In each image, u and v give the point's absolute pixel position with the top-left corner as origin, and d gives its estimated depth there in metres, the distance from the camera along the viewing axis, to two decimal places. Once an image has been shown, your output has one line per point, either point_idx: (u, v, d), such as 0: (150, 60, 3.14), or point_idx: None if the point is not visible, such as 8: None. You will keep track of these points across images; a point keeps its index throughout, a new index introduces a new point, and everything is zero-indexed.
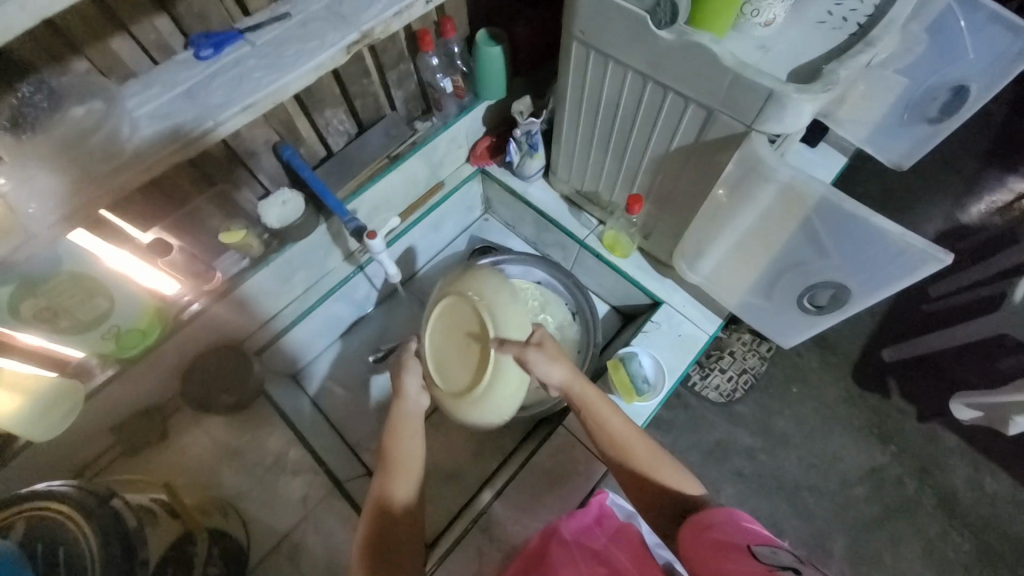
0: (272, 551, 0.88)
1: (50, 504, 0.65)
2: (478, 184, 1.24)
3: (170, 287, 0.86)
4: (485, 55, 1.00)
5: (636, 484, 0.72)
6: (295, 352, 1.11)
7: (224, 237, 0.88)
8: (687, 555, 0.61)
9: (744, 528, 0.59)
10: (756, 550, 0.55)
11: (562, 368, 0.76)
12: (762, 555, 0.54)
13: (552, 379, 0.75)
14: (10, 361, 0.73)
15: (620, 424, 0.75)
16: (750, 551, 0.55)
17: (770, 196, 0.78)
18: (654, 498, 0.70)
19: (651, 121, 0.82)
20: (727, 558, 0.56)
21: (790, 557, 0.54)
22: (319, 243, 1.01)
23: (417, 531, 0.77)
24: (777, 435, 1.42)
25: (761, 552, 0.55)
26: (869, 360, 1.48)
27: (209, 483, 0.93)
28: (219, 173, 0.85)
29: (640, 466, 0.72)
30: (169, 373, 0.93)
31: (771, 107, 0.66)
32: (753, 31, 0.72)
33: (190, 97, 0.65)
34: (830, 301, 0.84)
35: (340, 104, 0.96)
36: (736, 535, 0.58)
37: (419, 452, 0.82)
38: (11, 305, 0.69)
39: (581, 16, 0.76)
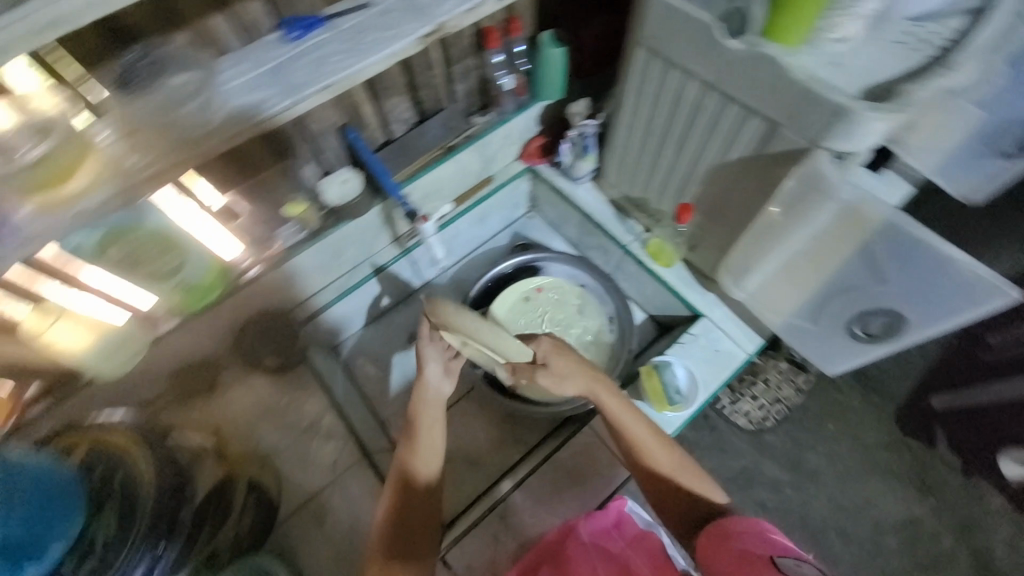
0: (299, 510, 0.93)
1: (114, 439, 0.80)
2: (525, 182, 1.26)
3: (231, 251, 0.91)
4: (546, 56, 1.02)
5: (662, 490, 0.76)
6: (336, 326, 1.16)
7: (288, 208, 0.95)
8: (706, 561, 0.63)
9: (768, 539, 0.60)
10: (778, 561, 0.57)
11: (576, 381, 0.80)
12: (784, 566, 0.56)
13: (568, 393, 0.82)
14: (85, 299, 0.78)
15: (646, 431, 0.78)
16: (773, 562, 0.57)
17: (828, 215, 0.76)
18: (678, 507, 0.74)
19: (710, 131, 0.82)
20: (749, 566, 0.57)
21: (816, 571, 0.56)
22: (372, 223, 1.04)
23: (434, 504, 0.81)
24: (805, 469, 1.37)
25: (783, 562, 0.57)
26: (914, 407, 1.38)
27: (249, 438, 0.99)
28: (290, 149, 0.91)
29: (665, 469, 0.76)
30: (222, 331, 0.98)
31: (839, 124, 0.64)
32: (827, 47, 0.69)
33: (275, 74, 0.69)
34: (883, 330, 0.82)
35: (404, 94, 1.00)
36: (757, 545, 0.60)
37: (440, 435, 0.84)
38: (99, 247, 0.78)
39: (649, 23, 0.76)
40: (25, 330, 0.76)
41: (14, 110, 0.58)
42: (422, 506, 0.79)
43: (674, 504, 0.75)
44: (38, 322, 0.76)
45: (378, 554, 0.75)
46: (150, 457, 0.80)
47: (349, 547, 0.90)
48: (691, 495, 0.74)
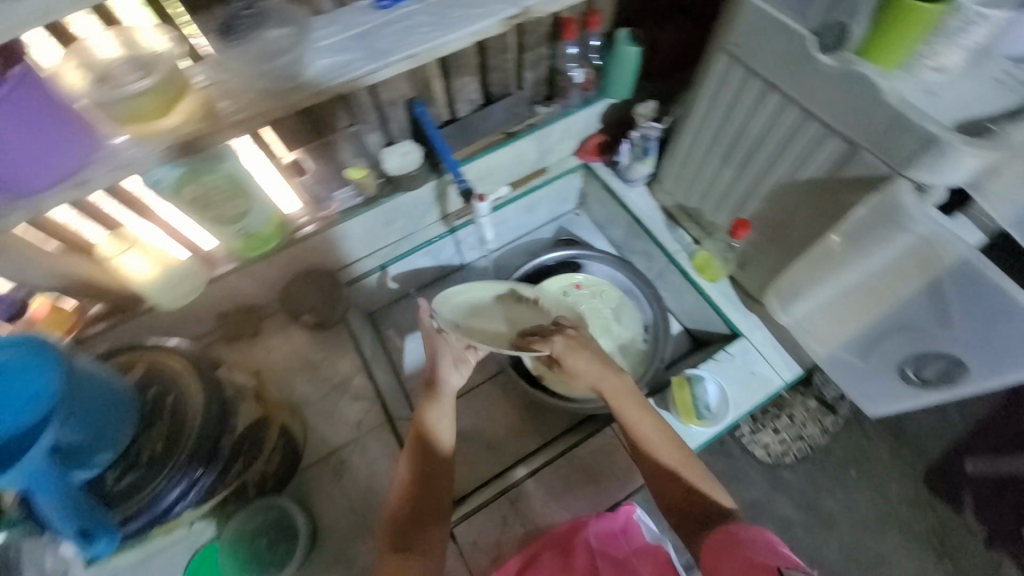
0: (320, 462, 0.96)
1: (169, 358, 0.73)
2: (577, 178, 1.25)
3: (291, 205, 0.98)
4: (621, 54, 1.01)
5: (667, 489, 0.76)
6: (376, 293, 1.19)
7: (349, 172, 0.97)
8: (711, 567, 0.62)
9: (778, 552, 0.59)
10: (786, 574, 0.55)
11: (591, 374, 0.84)
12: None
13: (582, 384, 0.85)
14: (151, 230, 0.86)
15: (655, 429, 0.80)
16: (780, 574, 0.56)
17: (900, 247, 0.72)
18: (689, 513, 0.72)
19: (784, 146, 0.79)
20: None
21: None
22: (424, 197, 1.07)
23: (442, 483, 0.81)
24: (820, 512, 1.33)
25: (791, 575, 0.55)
26: (947, 466, 1.33)
27: (282, 385, 1.03)
28: (360, 114, 0.94)
29: (670, 466, 0.76)
30: (272, 281, 1.03)
31: (929, 154, 0.62)
32: (922, 74, 0.66)
33: (363, 39, 0.71)
34: (938, 376, 0.78)
35: (475, 75, 1.01)
36: (766, 556, 0.58)
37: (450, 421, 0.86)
38: (178, 184, 0.79)
39: (739, 28, 0.75)
40: (100, 254, 0.82)
41: (123, 42, 0.62)
42: (438, 476, 0.81)
43: (677, 503, 0.74)
44: (114, 248, 0.83)
45: (388, 518, 0.77)
46: (199, 387, 0.70)
47: (362, 504, 0.93)
48: (695, 496, 0.73)
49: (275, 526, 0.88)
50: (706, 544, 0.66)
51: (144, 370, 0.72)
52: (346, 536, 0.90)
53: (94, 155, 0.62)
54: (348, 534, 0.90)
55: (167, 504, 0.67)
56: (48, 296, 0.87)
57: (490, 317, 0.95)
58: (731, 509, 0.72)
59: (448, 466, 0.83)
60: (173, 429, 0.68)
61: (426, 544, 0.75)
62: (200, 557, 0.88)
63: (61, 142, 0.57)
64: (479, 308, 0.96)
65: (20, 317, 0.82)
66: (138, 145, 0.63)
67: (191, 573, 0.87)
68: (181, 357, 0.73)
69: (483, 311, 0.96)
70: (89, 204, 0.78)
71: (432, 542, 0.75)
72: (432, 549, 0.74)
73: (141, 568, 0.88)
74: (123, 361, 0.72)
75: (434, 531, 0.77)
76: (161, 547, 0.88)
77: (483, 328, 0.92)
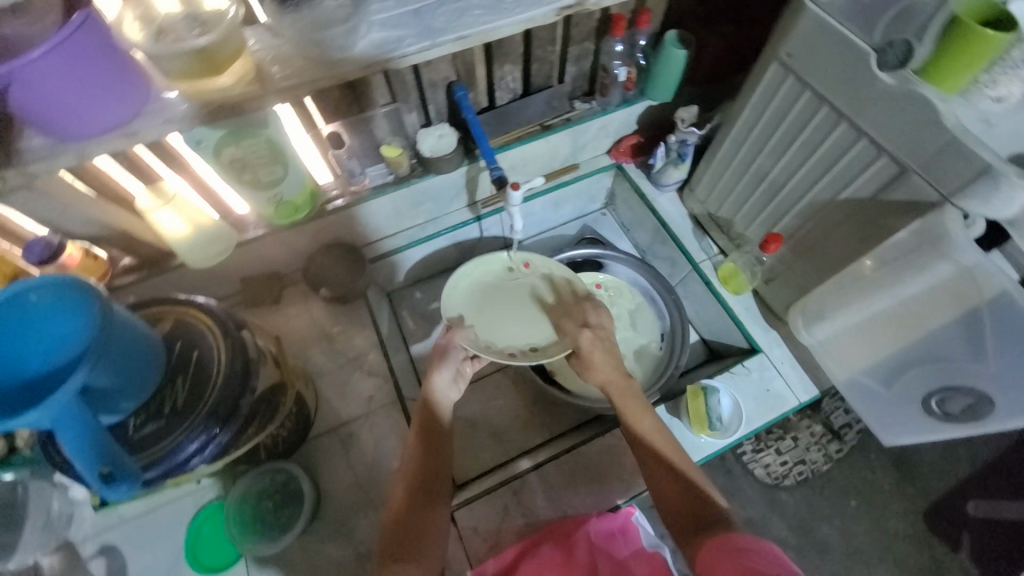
0: (329, 432, 0.97)
1: (198, 314, 0.74)
2: (608, 177, 1.25)
3: (323, 176, 1.00)
4: (668, 56, 0.99)
5: (663, 490, 0.74)
6: (396, 273, 1.20)
7: (384, 150, 0.96)
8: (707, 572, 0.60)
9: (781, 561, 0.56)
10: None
11: (603, 371, 0.86)
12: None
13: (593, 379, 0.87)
14: (184, 186, 0.88)
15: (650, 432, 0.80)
16: None
17: (941, 275, 0.71)
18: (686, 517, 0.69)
19: (829, 162, 0.78)
20: None
21: None
22: (454, 182, 1.06)
23: (440, 477, 0.79)
24: (815, 538, 1.31)
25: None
26: (949, 505, 1.31)
27: (298, 354, 1.04)
28: (401, 93, 0.94)
29: (667, 466, 0.76)
30: (296, 250, 1.04)
31: (981, 183, 0.61)
32: (981, 104, 0.64)
33: (417, 16, 0.71)
34: (964, 411, 0.75)
35: (518, 64, 1.00)
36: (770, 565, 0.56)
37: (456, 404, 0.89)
38: (217, 148, 0.81)
39: (796, 38, 0.73)
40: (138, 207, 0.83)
41: None
42: (438, 464, 0.80)
43: (673, 504, 0.72)
44: (150, 203, 0.83)
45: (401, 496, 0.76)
46: (226, 343, 0.71)
47: (366, 479, 0.93)
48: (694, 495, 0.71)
49: (280, 491, 0.90)
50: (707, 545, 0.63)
51: (173, 324, 0.73)
52: (349, 507, 0.91)
53: (147, 106, 0.63)
54: (351, 505, 0.91)
55: (184, 457, 0.65)
56: (80, 245, 0.84)
57: (500, 302, 1.04)
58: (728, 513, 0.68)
59: (445, 457, 0.81)
60: (198, 382, 0.69)
61: (419, 529, 0.72)
62: (206, 512, 0.90)
63: (119, 91, 0.58)
64: (489, 289, 1.05)
65: (54, 263, 0.79)
66: (189, 104, 0.63)
67: (195, 527, 0.89)
68: (209, 313, 0.74)
69: (491, 291, 1.05)
70: (132, 156, 0.80)
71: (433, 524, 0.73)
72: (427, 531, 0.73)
73: (148, 517, 0.90)
74: (153, 314, 0.74)
75: (425, 511, 0.75)
76: (170, 499, 0.91)
77: (495, 322, 1.02)
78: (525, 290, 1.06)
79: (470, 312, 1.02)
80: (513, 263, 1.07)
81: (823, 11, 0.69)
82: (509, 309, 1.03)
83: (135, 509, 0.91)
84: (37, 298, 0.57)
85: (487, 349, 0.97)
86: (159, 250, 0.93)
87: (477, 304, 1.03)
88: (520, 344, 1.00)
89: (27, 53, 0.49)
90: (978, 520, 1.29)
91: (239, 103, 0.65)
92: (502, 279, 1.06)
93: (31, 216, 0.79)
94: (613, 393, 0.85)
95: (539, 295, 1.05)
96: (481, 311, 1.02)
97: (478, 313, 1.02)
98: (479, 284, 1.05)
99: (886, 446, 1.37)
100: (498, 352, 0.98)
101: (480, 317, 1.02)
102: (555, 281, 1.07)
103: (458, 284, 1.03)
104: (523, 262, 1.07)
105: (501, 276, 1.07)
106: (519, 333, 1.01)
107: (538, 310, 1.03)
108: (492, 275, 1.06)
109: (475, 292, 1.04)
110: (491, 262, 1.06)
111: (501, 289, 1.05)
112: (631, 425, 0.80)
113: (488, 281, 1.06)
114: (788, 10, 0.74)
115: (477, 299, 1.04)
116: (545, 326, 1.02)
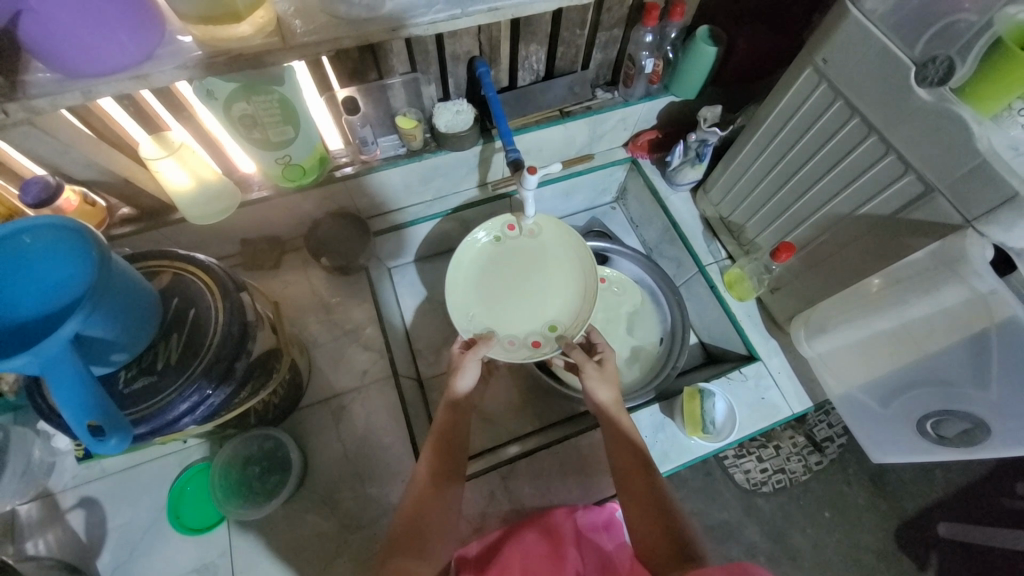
0: (321, 403, 0.96)
1: (198, 272, 0.71)
2: (623, 171, 1.23)
3: (334, 142, 0.98)
4: (697, 51, 0.96)
5: (646, 505, 0.71)
6: (400, 247, 1.18)
7: (399, 121, 0.93)
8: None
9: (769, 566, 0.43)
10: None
11: (610, 389, 0.84)
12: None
13: (596, 396, 0.84)
14: (186, 134, 0.85)
15: (631, 454, 0.77)
16: None
17: (952, 299, 0.69)
18: (656, 541, 0.67)
19: (852, 175, 0.77)
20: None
21: None
22: (467, 160, 1.04)
23: (457, 454, 0.79)
24: (788, 546, 1.33)
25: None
26: (922, 525, 1.34)
27: (294, 321, 1.02)
28: (422, 63, 0.90)
29: (653, 503, 0.71)
30: (301, 216, 1.02)
31: (1005, 210, 0.60)
32: (1013, 131, 0.61)
33: None
34: (958, 436, 0.76)
35: (544, 45, 0.96)
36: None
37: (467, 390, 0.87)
38: (228, 102, 0.75)
39: (835, 43, 0.71)
40: (142, 155, 0.77)
41: None
42: (454, 449, 0.80)
43: (653, 535, 0.68)
44: (155, 151, 0.78)
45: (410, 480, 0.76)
46: (224, 305, 0.69)
47: (354, 452, 0.93)
48: (674, 531, 0.67)
49: (267, 457, 0.90)
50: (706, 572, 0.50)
51: (170, 280, 0.71)
52: (335, 479, 0.90)
53: (160, 50, 0.60)
54: (337, 478, 0.91)
55: (175, 416, 0.64)
56: (78, 190, 0.82)
57: (504, 280, 0.99)
58: (695, 541, 0.67)
59: (464, 439, 0.82)
60: (192, 341, 0.67)
61: (404, 515, 0.72)
62: (191, 472, 0.89)
63: (132, 30, 0.55)
64: (481, 267, 1.00)
65: (50, 206, 0.76)
66: (204, 51, 0.60)
67: (178, 487, 0.88)
68: (210, 274, 0.71)
69: (488, 268, 1.00)
70: (139, 100, 0.76)
71: (437, 506, 0.73)
72: (424, 502, 0.73)
73: (131, 473, 0.89)
74: (152, 268, 0.72)
75: (434, 490, 0.74)
76: (156, 456, 0.90)
77: (508, 314, 0.98)
78: (519, 255, 1.01)
79: (481, 306, 0.98)
80: (497, 231, 1.00)
81: (867, 18, 0.67)
82: (505, 286, 0.99)
83: (119, 463, 0.89)
84: (31, 241, 0.55)
85: (510, 350, 0.94)
86: (160, 203, 0.90)
87: (483, 292, 0.98)
88: (540, 328, 0.97)
89: None
90: (944, 541, 1.32)
91: (257, 56, 0.62)
92: (495, 252, 1.00)
93: (28, 155, 0.76)
94: (604, 412, 0.83)
95: (535, 257, 1.01)
96: (489, 297, 0.98)
97: (492, 307, 0.98)
98: (475, 263, 0.99)
99: (866, 464, 1.39)
100: (522, 348, 0.95)
101: (492, 311, 0.97)
102: (547, 239, 1.01)
103: (457, 277, 0.97)
104: (507, 225, 1.00)
105: (493, 248, 1.00)
106: (533, 316, 0.98)
107: (548, 287, 0.99)
108: (484, 250, 1.00)
109: (473, 275, 0.99)
110: (480, 237, 0.99)
111: (492, 263, 1.00)
112: (624, 436, 0.79)
113: (482, 258, 1.00)
114: (831, 12, 0.72)
115: (479, 283, 0.99)
116: (560, 305, 0.98)
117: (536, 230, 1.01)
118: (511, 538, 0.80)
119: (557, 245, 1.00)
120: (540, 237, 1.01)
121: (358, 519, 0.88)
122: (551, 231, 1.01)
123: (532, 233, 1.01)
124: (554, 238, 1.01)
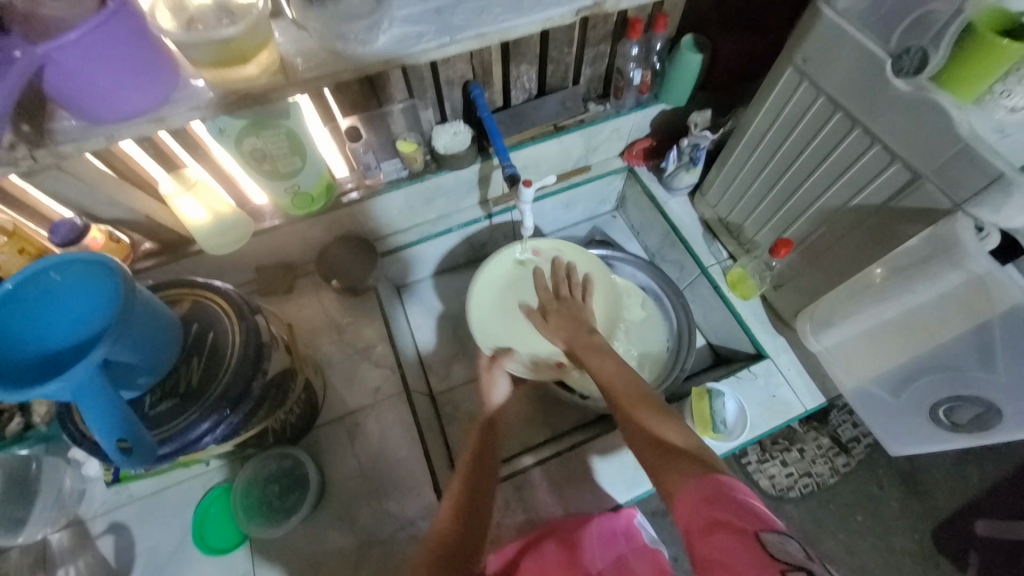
0: (337, 420, 0.99)
1: (215, 298, 0.75)
2: (620, 180, 1.26)
3: (340, 169, 1.02)
4: (683, 61, 0.99)
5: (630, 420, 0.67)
6: (407, 267, 1.23)
7: (400, 145, 0.97)
8: (691, 493, 0.51)
9: (751, 505, 0.48)
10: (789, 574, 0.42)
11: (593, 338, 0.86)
12: (770, 547, 0.45)
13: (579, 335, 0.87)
14: (200, 169, 0.90)
15: (619, 366, 0.77)
16: (757, 537, 0.46)
17: (952, 283, 0.70)
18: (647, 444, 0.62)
19: (844, 166, 0.78)
20: (730, 544, 0.46)
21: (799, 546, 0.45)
22: (467, 179, 1.08)
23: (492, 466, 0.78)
24: (819, 552, 1.29)
25: (769, 541, 0.45)
26: (957, 524, 1.29)
27: (308, 343, 1.06)
28: (418, 90, 0.95)
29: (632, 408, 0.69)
30: (312, 242, 1.07)
31: (992, 191, 0.61)
32: (996, 114, 0.63)
33: (436, 14, 0.72)
34: (971, 420, 0.75)
35: (534, 64, 1.00)
36: (735, 515, 0.48)
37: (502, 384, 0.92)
38: (239, 138, 0.80)
39: (812, 44, 0.74)
40: (161, 191, 0.83)
41: None
42: (488, 465, 0.78)
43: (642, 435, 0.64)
44: (173, 188, 0.83)
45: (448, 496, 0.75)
46: (240, 326, 0.73)
47: (371, 469, 0.94)
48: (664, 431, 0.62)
49: (286, 476, 0.92)
50: (677, 496, 0.53)
51: (189, 307, 0.75)
52: (352, 496, 0.92)
53: (175, 94, 0.65)
54: (354, 494, 0.92)
55: (196, 435, 0.66)
56: (104, 229, 0.87)
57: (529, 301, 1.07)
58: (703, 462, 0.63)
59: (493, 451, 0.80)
60: (212, 360, 0.70)
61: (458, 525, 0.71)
62: (214, 494, 0.92)
63: (146, 76, 0.60)
64: (509, 287, 1.07)
65: (77, 244, 0.81)
66: (215, 92, 0.65)
67: (202, 508, 0.91)
68: (227, 298, 0.75)
69: (513, 290, 1.07)
70: (157, 141, 0.82)
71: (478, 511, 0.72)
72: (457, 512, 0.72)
73: (157, 497, 0.92)
74: (173, 297, 0.76)
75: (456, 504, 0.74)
76: (181, 479, 0.94)
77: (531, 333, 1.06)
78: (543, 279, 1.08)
79: (505, 325, 1.05)
80: (524, 253, 1.07)
81: (841, 18, 0.69)
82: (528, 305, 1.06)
83: (144, 488, 0.93)
84: (59, 277, 0.59)
85: (533, 369, 1.02)
86: (179, 235, 0.95)
87: (508, 311, 1.06)
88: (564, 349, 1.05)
89: (63, 36, 0.51)
90: (986, 539, 1.27)
91: (263, 93, 0.66)
92: (518, 274, 1.07)
93: (57, 197, 0.82)
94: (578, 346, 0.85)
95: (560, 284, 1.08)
96: (510, 321, 1.06)
97: (514, 326, 1.06)
98: (498, 283, 1.07)
99: (894, 461, 1.36)
100: (545, 367, 1.03)
101: (517, 329, 1.05)
102: (570, 264, 1.08)
103: (481, 302, 1.04)
104: (532, 249, 1.07)
105: (518, 269, 1.07)
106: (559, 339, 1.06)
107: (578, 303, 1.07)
108: (506, 273, 1.07)
109: (500, 296, 1.07)
110: (503, 261, 1.06)
111: (519, 285, 1.07)
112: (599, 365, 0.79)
113: (506, 280, 1.07)
114: (805, 14, 0.75)
115: (503, 304, 1.06)
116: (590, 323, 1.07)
117: (560, 255, 1.08)
118: (529, 545, 0.81)
119: (582, 271, 1.08)
120: (563, 262, 1.08)
121: (377, 534, 0.89)
122: (573, 255, 1.09)
123: (554, 259, 1.09)
124: (575, 263, 1.09)
